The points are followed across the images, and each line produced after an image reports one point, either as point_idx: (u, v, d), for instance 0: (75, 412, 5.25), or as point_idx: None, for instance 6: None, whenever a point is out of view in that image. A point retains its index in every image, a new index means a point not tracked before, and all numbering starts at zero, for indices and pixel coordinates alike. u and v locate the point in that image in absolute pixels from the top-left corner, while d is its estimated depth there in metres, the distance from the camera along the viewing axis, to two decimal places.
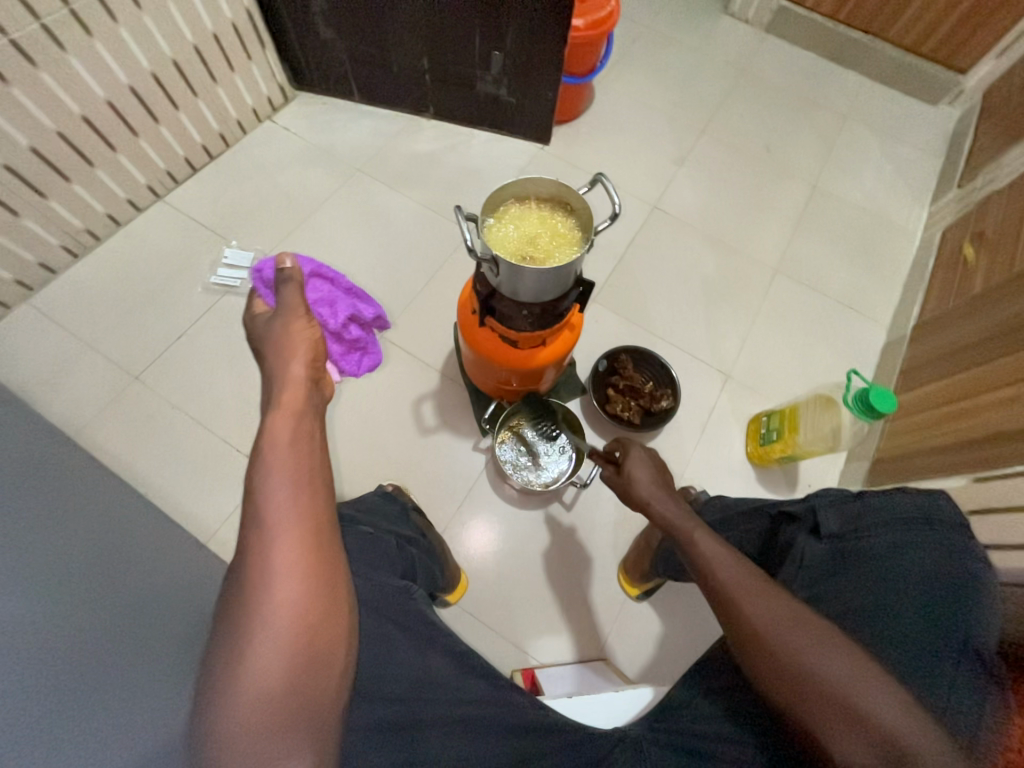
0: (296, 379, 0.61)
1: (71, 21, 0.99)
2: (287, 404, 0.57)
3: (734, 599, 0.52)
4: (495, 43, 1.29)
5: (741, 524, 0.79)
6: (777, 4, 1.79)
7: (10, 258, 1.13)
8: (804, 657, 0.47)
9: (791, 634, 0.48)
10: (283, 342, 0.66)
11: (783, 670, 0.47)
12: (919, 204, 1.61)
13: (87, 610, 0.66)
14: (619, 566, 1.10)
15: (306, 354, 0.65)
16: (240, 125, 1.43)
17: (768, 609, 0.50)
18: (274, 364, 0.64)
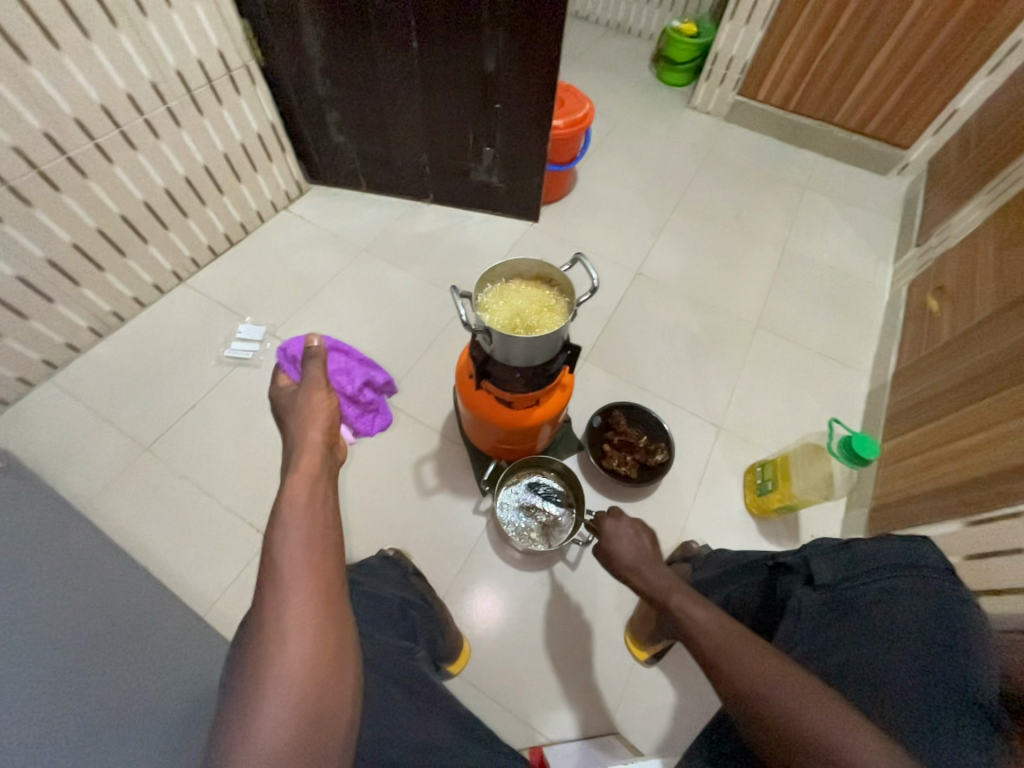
0: (314, 443, 0.65)
1: (120, 139, 1.15)
2: (304, 468, 0.60)
3: (727, 651, 0.53)
4: (486, 140, 1.47)
5: (743, 579, 0.78)
6: (733, 99, 2.05)
7: (40, 340, 1.22)
8: (791, 707, 0.46)
9: (779, 683, 0.48)
10: (304, 407, 0.71)
11: (774, 723, 0.46)
12: (884, 262, 1.73)
13: (87, 686, 0.65)
14: (625, 628, 1.07)
15: (325, 420, 0.70)
16: (259, 215, 1.59)
17: (758, 659, 0.50)
18: (294, 428, 0.69)
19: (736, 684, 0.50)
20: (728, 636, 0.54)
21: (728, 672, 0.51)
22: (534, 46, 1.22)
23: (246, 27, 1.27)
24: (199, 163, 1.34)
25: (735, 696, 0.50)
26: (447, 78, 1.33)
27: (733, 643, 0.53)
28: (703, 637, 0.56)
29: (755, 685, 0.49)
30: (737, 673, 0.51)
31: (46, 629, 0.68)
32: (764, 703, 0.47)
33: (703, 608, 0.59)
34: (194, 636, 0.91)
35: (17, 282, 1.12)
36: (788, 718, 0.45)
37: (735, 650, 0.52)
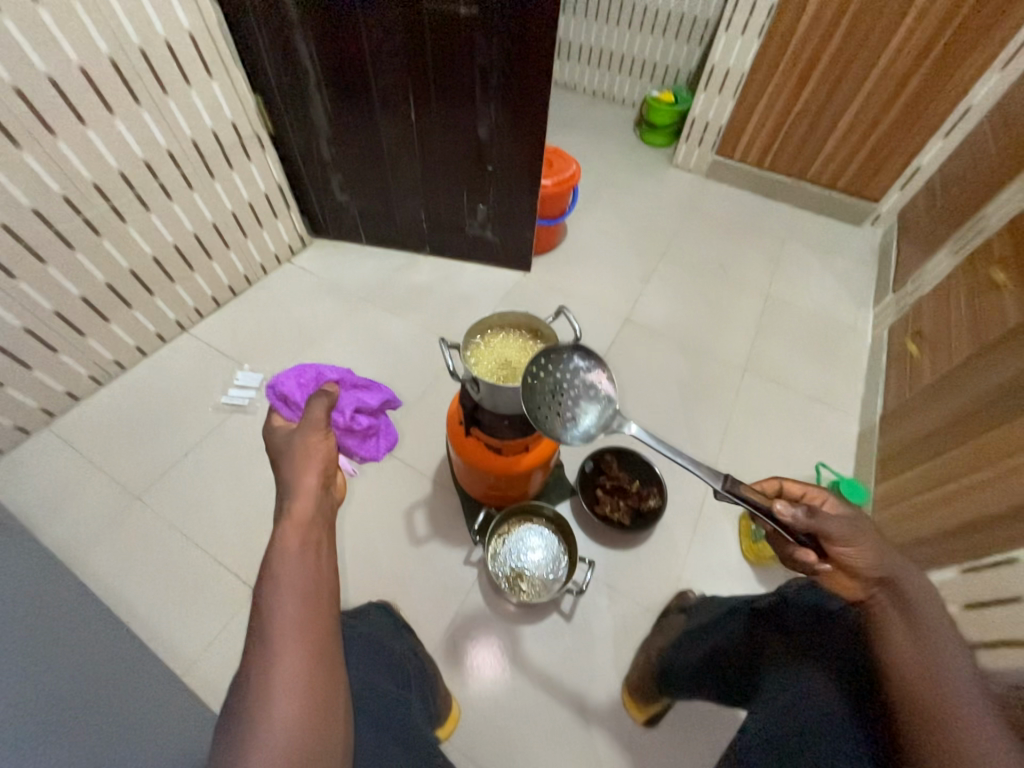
0: (313, 492, 0.62)
1: (135, 201, 1.22)
2: (303, 523, 0.57)
3: (953, 666, 0.49)
4: (480, 199, 1.56)
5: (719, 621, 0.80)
6: (711, 158, 2.20)
7: (40, 389, 1.24)
8: (981, 740, 0.45)
9: (978, 712, 0.46)
10: (299, 450, 0.66)
11: (953, 740, 0.45)
12: (864, 307, 1.80)
13: None
14: (622, 685, 1.02)
15: (321, 467, 0.65)
16: (263, 268, 1.66)
17: (969, 687, 0.47)
18: (288, 476, 0.64)
19: (929, 695, 0.48)
20: (947, 652, 0.49)
21: (934, 683, 0.48)
22: (523, 115, 1.33)
23: (259, 102, 1.39)
24: (208, 221, 1.42)
25: (920, 700, 0.48)
26: (443, 144, 1.44)
27: (957, 661, 0.49)
28: (930, 639, 0.51)
29: (950, 706, 0.47)
30: (949, 686, 0.48)
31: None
32: (949, 717, 0.46)
33: (934, 615, 0.52)
34: (170, 699, 0.87)
35: (24, 333, 1.15)
36: (969, 741, 0.45)
37: (952, 671, 0.48)
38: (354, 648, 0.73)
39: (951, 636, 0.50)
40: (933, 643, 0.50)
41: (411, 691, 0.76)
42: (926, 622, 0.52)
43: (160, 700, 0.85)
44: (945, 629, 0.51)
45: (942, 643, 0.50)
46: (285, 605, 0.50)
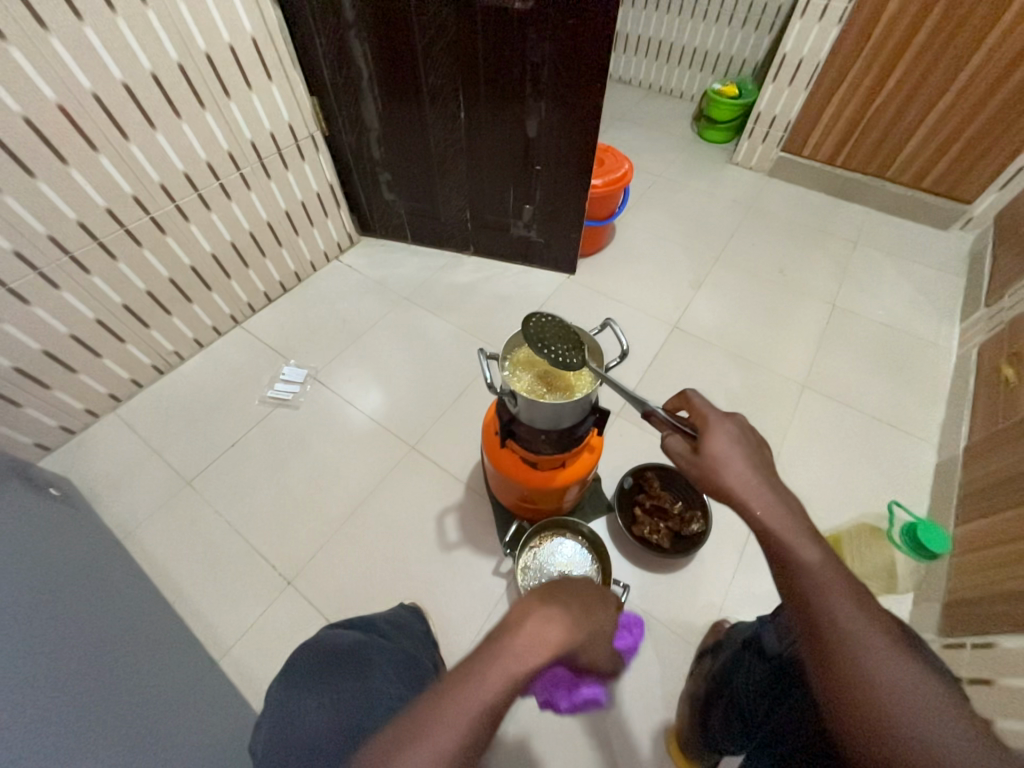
0: (554, 653, 0.42)
1: (197, 201, 1.28)
2: (518, 671, 0.39)
3: (822, 593, 0.46)
4: (526, 198, 1.53)
5: (728, 651, 0.87)
6: (776, 154, 2.05)
7: (108, 376, 1.33)
8: (872, 676, 0.42)
9: (864, 644, 0.43)
10: (582, 582, 0.49)
11: (847, 683, 0.43)
12: (948, 321, 1.61)
13: (110, 730, 0.64)
14: (669, 733, 0.95)
15: (582, 630, 0.45)
16: (312, 265, 1.71)
17: (848, 611, 0.45)
18: (550, 591, 0.46)
19: (815, 638, 0.46)
20: (820, 581, 0.47)
21: (813, 617, 0.46)
22: (576, 112, 1.28)
23: (315, 103, 1.42)
24: (263, 219, 1.47)
25: (808, 641, 0.46)
26: (491, 143, 1.41)
27: (833, 587, 0.46)
28: (794, 570, 0.49)
29: (846, 669, 0.43)
30: (822, 620, 0.46)
31: (71, 666, 0.68)
32: (830, 651, 0.44)
33: (797, 541, 0.50)
34: (207, 683, 0.90)
35: (96, 324, 1.24)
36: (862, 677, 0.42)
37: (835, 599, 0.46)
38: (392, 657, 0.70)
39: (822, 562, 0.48)
40: (800, 573, 0.48)
41: None
42: (787, 552, 0.50)
43: (197, 683, 0.89)
44: (809, 554, 0.49)
45: (807, 570, 0.48)
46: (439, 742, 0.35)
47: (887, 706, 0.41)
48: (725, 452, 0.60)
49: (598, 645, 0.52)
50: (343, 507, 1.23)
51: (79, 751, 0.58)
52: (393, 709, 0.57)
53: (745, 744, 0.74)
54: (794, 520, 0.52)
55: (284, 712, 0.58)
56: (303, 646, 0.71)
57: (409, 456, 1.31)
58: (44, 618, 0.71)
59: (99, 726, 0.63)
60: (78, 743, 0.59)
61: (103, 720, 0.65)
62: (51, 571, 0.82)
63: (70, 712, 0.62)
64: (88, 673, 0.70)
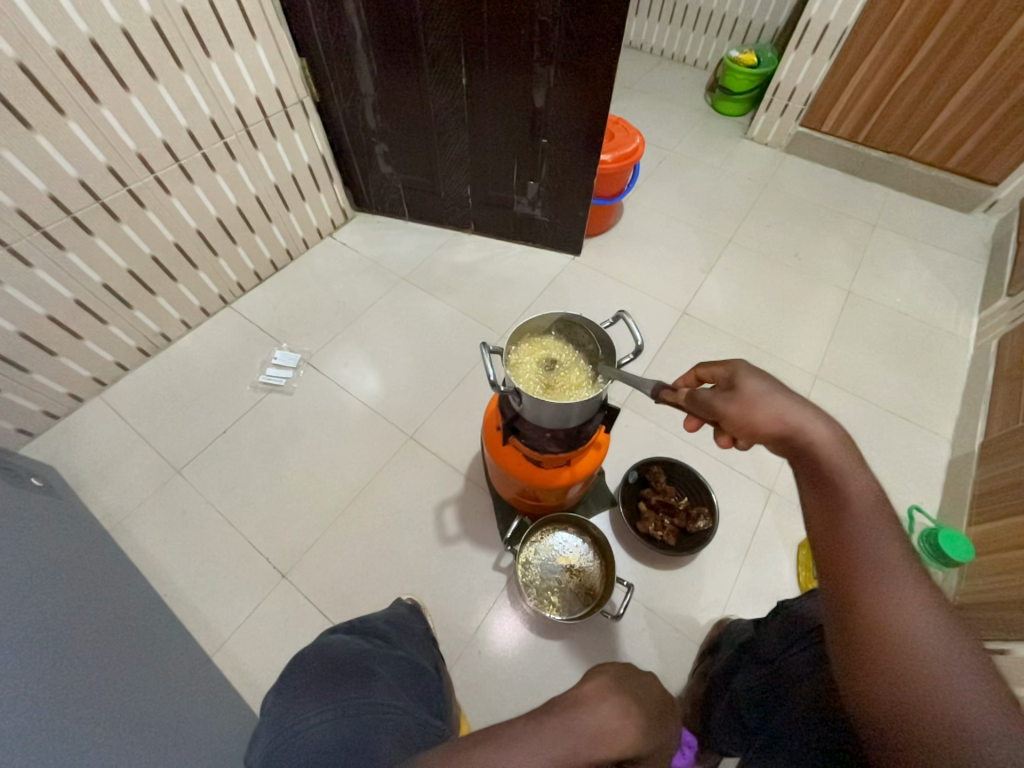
0: (620, 753, 0.43)
1: (179, 172, 1.19)
2: (588, 746, 0.41)
3: (864, 526, 0.43)
4: (531, 174, 1.44)
5: (727, 650, 0.84)
6: (794, 130, 1.94)
7: (92, 359, 1.27)
8: (903, 612, 0.38)
9: (903, 582, 0.39)
10: (655, 688, 0.50)
11: (873, 612, 0.39)
12: (968, 310, 1.55)
13: (111, 723, 0.62)
14: None
15: (653, 739, 0.45)
16: (304, 242, 1.63)
17: (890, 544, 0.41)
18: (627, 682, 0.48)
19: (844, 562, 0.42)
20: (862, 511, 0.44)
21: (847, 543, 0.43)
22: (587, 80, 1.18)
23: (304, 65, 1.31)
24: (251, 193, 1.38)
25: (833, 564, 0.43)
26: (494, 114, 1.31)
27: (878, 522, 0.43)
28: (836, 497, 0.45)
29: (873, 597, 0.40)
30: (856, 551, 0.42)
31: (71, 657, 0.66)
32: (860, 580, 0.41)
33: (849, 471, 0.46)
34: (201, 679, 0.88)
35: (75, 305, 1.17)
36: (892, 612, 0.38)
37: (878, 530, 0.42)
38: (395, 668, 0.67)
39: (868, 496, 0.44)
40: (840, 499, 0.45)
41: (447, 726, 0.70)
42: (835, 477, 0.46)
43: (192, 677, 0.87)
44: (857, 485, 0.45)
45: (853, 500, 0.44)
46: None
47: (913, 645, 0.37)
48: (761, 383, 0.55)
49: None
50: (339, 497, 1.19)
51: (78, 747, 0.55)
52: (401, 726, 0.54)
53: (743, 749, 0.70)
54: (844, 451, 0.47)
55: (280, 726, 0.55)
56: (302, 657, 0.67)
57: (406, 445, 1.27)
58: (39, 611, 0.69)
59: (101, 721, 0.61)
60: (80, 737, 0.56)
61: (104, 714, 0.62)
62: (45, 561, 0.79)
63: (75, 704, 0.60)
64: (90, 664, 0.67)
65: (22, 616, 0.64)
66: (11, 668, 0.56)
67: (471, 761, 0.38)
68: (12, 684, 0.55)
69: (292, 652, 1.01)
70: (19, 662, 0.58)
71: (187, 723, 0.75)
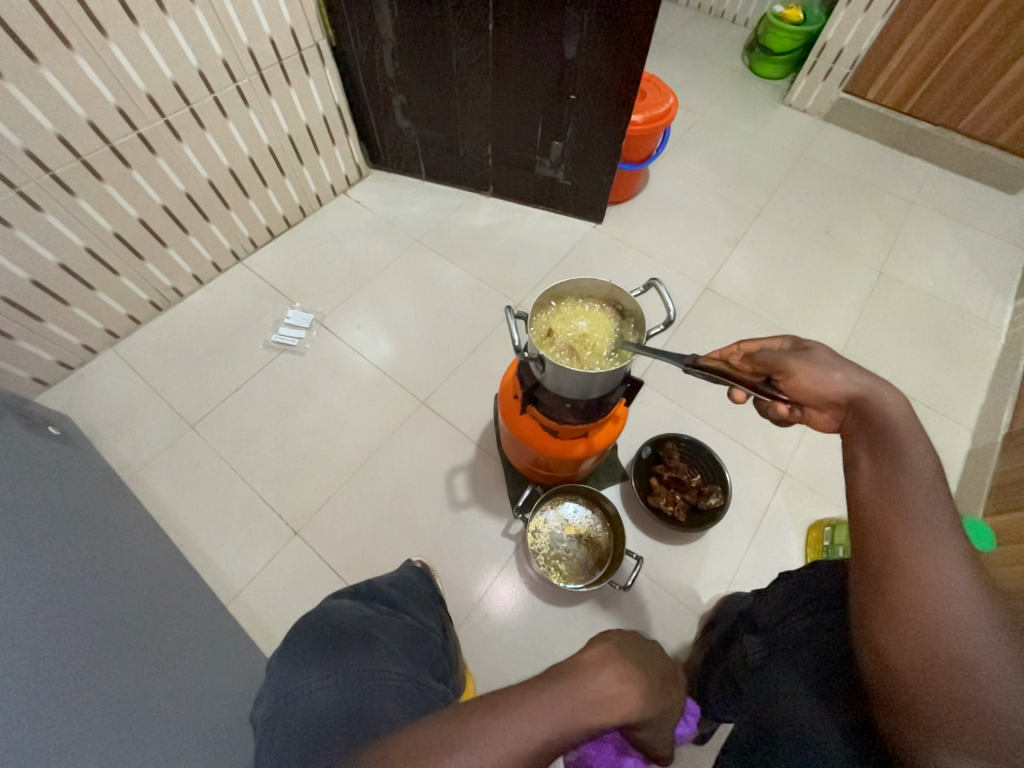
0: (619, 718, 0.41)
1: (190, 117, 1.14)
2: (587, 712, 0.39)
3: (914, 485, 0.45)
4: (557, 134, 1.37)
5: (726, 622, 0.86)
6: (836, 96, 1.83)
7: (104, 310, 1.26)
8: (932, 565, 0.41)
9: (939, 541, 0.42)
10: (659, 656, 0.49)
11: (898, 556, 0.42)
12: (1003, 296, 1.49)
13: (126, 668, 0.64)
14: None
15: (653, 704, 0.43)
16: (317, 198, 1.58)
17: (940, 514, 0.43)
18: (630, 649, 0.46)
19: (886, 511, 0.45)
20: (921, 477, 0.45)
21: (893, 505, 0.45)
22: (624, 29, 1.10)
23: (320, 3, 1.23)
24: (264, 143, 1.33)
25: (869, 520, 0.46)
26: (521, 69, 1.24)
27: (927, 486, 0.44)
28: (889, 458, 0.47)
29: (900, 539, 0.43)
30: (899, 504, 0.44)
31: (87, 601, 0.67)
32: (904, 532, 0.43)
33: (911, 438, 0.47)
34: (217, 628, 0.91)
35: (86, 254, 1.15)
36: (925, 559, 0.41)
37: (930, 500, 0.44)
38: (397, 633, 0.67)
39: (926, 474, 0.45)
40: (897, 463, 0.46)
41: (449, 687, 0.72)
42: (895, 444, 0.47)
43: (209, 625, 0.89)
44: (915, 452, 0.46)
45: (910, 471, 0.45)
46: (506, 739, 0.37)
47: (941, 586, 0.40)
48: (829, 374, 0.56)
49: (656, 734, 0.50)
50: (350, 460, 1.20)
51: (90, 690, 0.57)
52: (404, 691, 0.54)
53: (732, 714, 0.72)
54: (910, 430, 0.48)
55: (285, 686, 0.55)
56: (309, 619, 0.68)
57: (418, 410, 1.26)
58: (60, 554, 0.70)
59: (114, 667, 0.62)
60: (91, 680, 0.58)
61: (120, 663, 0.64)
62: (61, 509, 0.80)
63: (91, 651, 0.61)
64: (107, 612, 0.68)
65: (37, 565, 0.65)
66: (26, 615, 0.57)
67: (470, 727, 0.38)
68: (30, 630, 0.56)
69: (305, 606, 1.04)
70: (36, 608, 0.59)
71: (203, 670, 0.78)
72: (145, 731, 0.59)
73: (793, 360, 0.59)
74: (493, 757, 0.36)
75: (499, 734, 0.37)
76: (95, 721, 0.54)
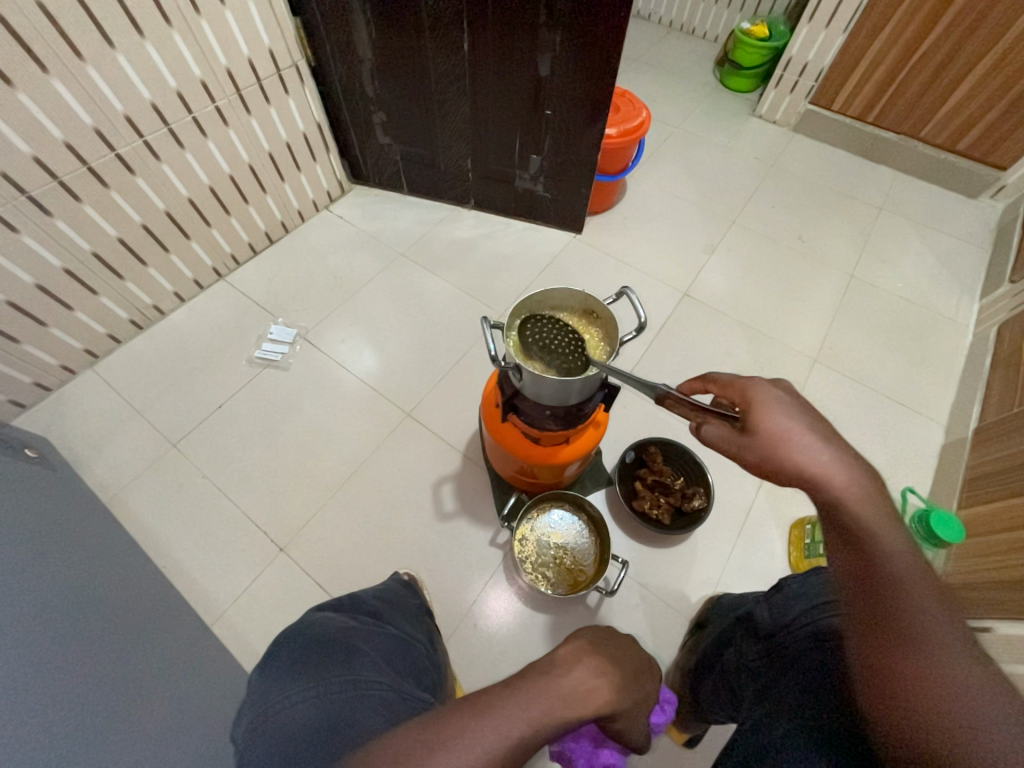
0: (594, 711, 0.43)
1: (168, 137, 1.15)
2: (565, 706, 0.41)
3: (892, 575, 0.43)
4: (534, 148, 1.40)
5: (719, 621, 0.87)
6: (803, 108, 1.90)
7: (83, 330, 1.25)
8: (928, 660, 0.38)
9: (931, 634, 0.39)
10: (632, 652, 0.51)
11: (890, 655, 0.39)
12: (969, 296, 1.55)
13: (106, 691, 0.63)
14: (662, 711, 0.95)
15: (625, 698, 0.46)
16: (300, 214, 1.59)
17: (928, 602, 0.40)
18: (602, 645, 0.49)
19: (870, 605, 0.43)
20: (897, 564, 0.43)
21: (877, 602, 0.42)
22: (594, 46, 1.14)
23: (298, 25, 1.25)
24: (244, 162, 1.34)
25: (859, 618, 0.43)
26: (497, 85, 1.27)
27: (906, 573, 0.42)
28: (862, 545, 0.45)
29: (890, 633, 0.40)
30: (881, 594, 0.42)
31: (66, 623, 0.66)
32: (889, 626, 0.41)
33: (876, 520, 0.47)
34: (201, 649, 0.89)
35: (64, 274, 1.14)
36: (921, 654, 0.38)
37: (912, 583, 0.42)
38: (381, 646, 0.67)
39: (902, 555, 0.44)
40: (868, 550, 0.45)
41: (436, 699, 0.72)
42: (862, 528, 0.46)
43: (193, 647, 0.88)
44: (888, 540, 0.45)
45: (886, 562, 0.44)
46: (486, 738, 0.37)
47: (941, 681, 0.37)
48: (772, 422, 0.55)
49: (631, 727, 0.52)
50: (336, 473, 1.19)
51: (69, 713, 0.56)
52: (385, 701, 0.54)
53: (729, 714, 0.73)
54: (871, 507, 0.48)
55: (266, 703, 0.55)
56: (291, 633, 0.67)
57: (404, 422, 1.27)
58: (36, 576, 0.69)
59: (95, 690, 0.62)
60: (69, 706, 0.57)
61: (99, 685, 0.63)
62: (38, 531, 0.79)
63: (71, 674, 0.60)
64: (86, 634, 0.67)
65: (14, 588, 0.64)
66: (2, 638, 0.56)
67: (452, 727, 0.38)
68: (5, 653, 0.55)
69: (291, 624, 1.02)
70: (13, 632, 0.58)
71: (185, 691, 0.77)
72: (126, 755, 0.58)
73: (740, 440, 0.57)
74: (472, 757, 0.36)
75: (479, 734, 0.38)
76: (72, 744, 0.53)
